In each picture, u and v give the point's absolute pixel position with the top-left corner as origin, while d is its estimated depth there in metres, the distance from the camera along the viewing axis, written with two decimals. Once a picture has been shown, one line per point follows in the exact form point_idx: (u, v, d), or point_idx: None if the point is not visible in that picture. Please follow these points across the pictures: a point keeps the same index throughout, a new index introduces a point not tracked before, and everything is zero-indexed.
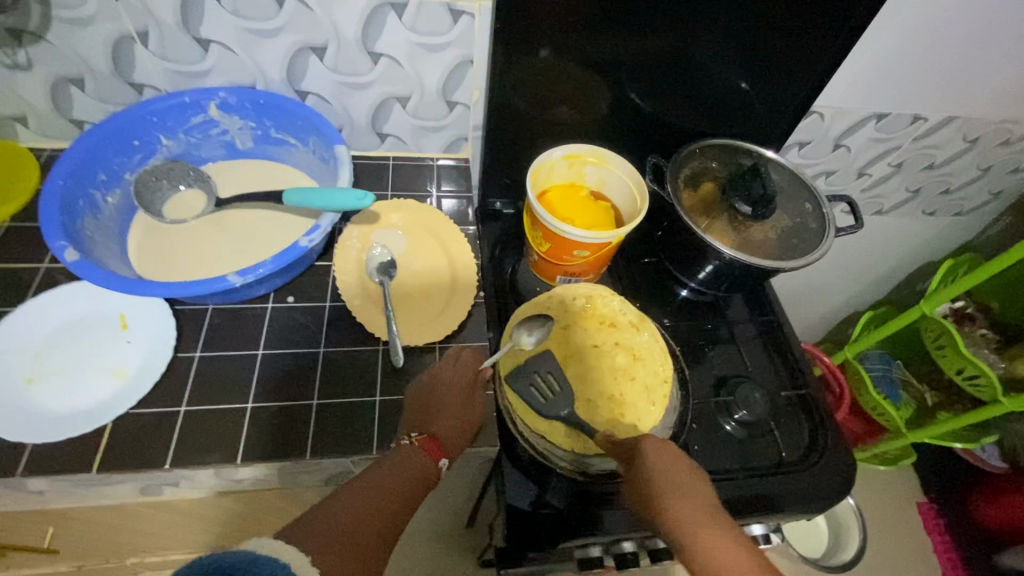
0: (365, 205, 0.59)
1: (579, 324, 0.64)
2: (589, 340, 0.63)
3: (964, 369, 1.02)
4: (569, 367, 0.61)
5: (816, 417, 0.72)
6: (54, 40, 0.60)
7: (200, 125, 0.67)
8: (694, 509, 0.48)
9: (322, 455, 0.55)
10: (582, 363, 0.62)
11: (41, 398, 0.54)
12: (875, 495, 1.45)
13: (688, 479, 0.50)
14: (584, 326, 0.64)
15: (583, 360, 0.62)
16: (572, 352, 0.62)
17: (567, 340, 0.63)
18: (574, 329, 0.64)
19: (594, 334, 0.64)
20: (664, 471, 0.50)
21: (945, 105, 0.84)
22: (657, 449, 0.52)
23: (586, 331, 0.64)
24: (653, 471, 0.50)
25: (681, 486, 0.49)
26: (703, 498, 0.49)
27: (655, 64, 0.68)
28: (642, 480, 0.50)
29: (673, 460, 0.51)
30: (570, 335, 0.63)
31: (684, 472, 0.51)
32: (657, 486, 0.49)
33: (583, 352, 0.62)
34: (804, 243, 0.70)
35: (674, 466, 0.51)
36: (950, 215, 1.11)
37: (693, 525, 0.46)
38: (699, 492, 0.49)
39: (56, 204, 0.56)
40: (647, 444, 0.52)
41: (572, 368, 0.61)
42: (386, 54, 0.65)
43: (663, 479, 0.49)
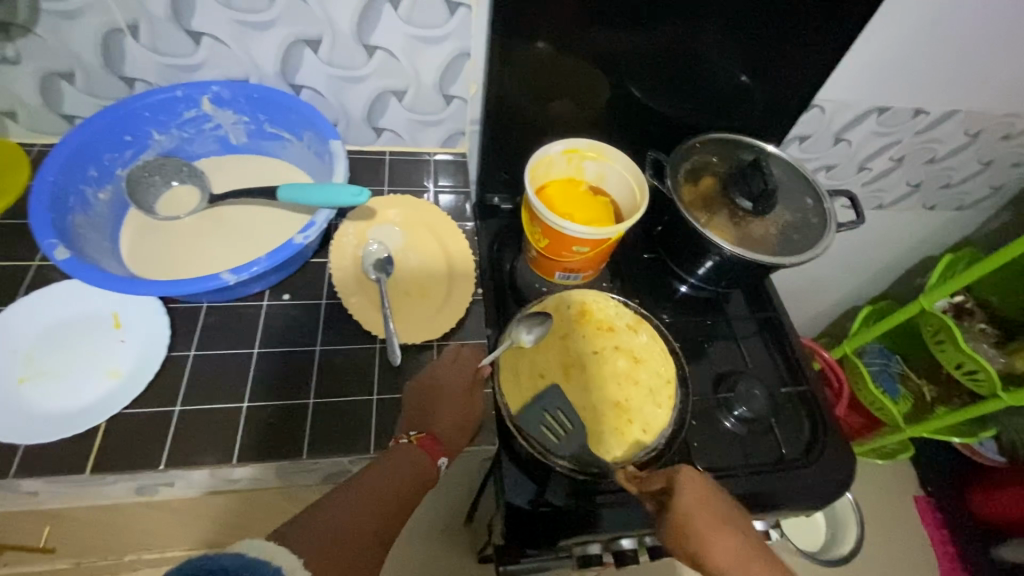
0: (361, 201, 0.58)
1: (579, 330, 0.65)
2: (589, 346, 0.64)
3: (962, 364, 1.01)
4: (573, 377, 0.62)
5: (815, 413, 0.71)
6: (42, 33, 0.58)
7: (192, 119, 0.66)
8: (738, 551, 0.49)
9: (319, 455, 0.55)
10: (585, 371, 0.63)
11: (34, 398, 0.54)
12: (873, 489, 1.45)
13: (724, 517, 0.51)
14: (583, 332, 0.65)
15: (586, 367, 0.63)
16: (574, 360, 0.63)
17: (569, 348, 0.64)
18: (574, 336, 0.65)
19: (593, 339, 0.65)
20: (704, 515, 0.50)
21: (947, 99, 0.83)
22: (694, 489, 0.52)
23: (586, 338, 0.65)
24: (695, 518, 0.50)
25: (722, 528, 0.50)
26: (739, 534, 0.51)
27: (655, 57, 0.67)
28: (683, 526, 0.50)
29: (709, 500, 0.51)
30: (571, 343, 0.64)
31: (719, 510, 0.51)
32: (703, 533, 0.49)
33: (585, 358, 0.63)
34: (805, 238, 0.70)
35: (711, 507, 0.51)
36: (951, 209, 1.11)
37: (741, 568, 0.49)
38: (736, 529, 0.51)
39: (46, 201, 0.55)
40: (685, 486, 0.52)
41: (576, 377, 0.62)
42: (382, 47, 0.64)
43: (705, 522, 0.50)
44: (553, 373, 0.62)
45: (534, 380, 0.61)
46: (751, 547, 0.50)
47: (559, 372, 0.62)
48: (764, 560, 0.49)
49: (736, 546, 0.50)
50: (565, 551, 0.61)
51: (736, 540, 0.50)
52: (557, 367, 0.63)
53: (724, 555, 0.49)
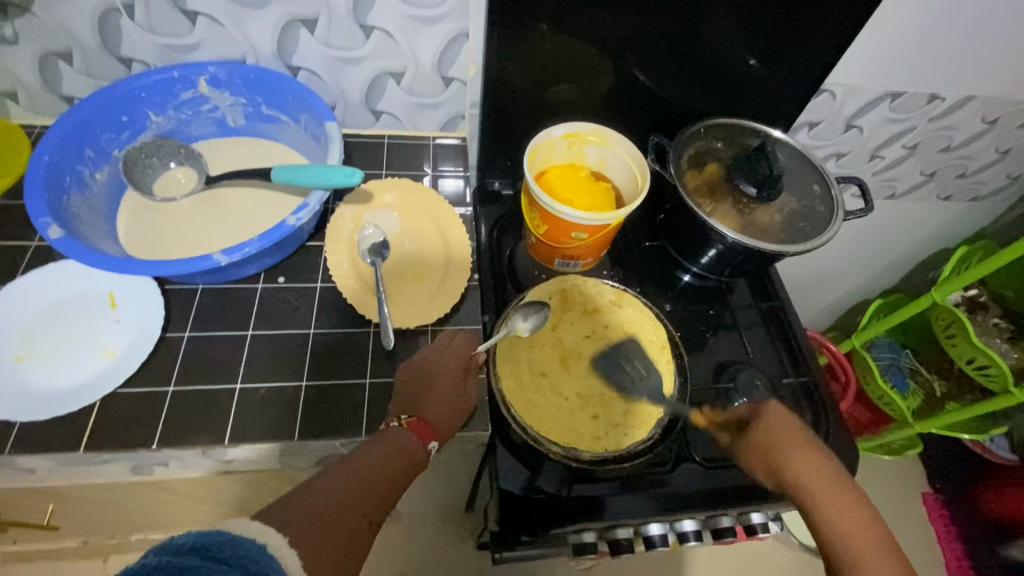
0: (353, 182, 0.57)
1: (566, 318, 0.65)
2: (580, 331, 0.64)
3: (974, 359, 0.99)
4: (572, 367, 0.62)
5: (818, 406, 0.70)
6: (38, 13, 0.58)
7: (189, 101, 0.66)
8: (819, 470, 0.55)
9: (310, 437, 0.55)
10: (582, 359, 0.62)
11: (33, 375, 0.54)
12: (880, 485, 1.43)
13: (806, 441, 0.58)
14: (570, 319, 0.65)
15: (582, 355, 0.63)
16: (570, 350, 0.63)
17: (562, 340, 0.63)
18: (562, 326, 0.64)
19: (581, 324, 0.65)
20: (784, 437, 0.58)
21: (965, 84, 0.80)
22: (777, 417, 0.60)
23: (576, 324, 0.65)
24: (779, 436, 0.58)
25: (809, 452, 0.57)
26: (825, 462, 0.56)
27: (658, 38, 0.65)
28: (767, 443, 0.58)
29: (790, 426, 0.59)
30: (563, 331, 0.64)
31: (801, 436, 0.58)
32: (785, 447, 0.57)
33: (579, 346, 0.63)
34: (811, 226, 0.68)
35: (794, 432, 0.59)
36: (967, 200, 1.08)
37: (818, 483, 0.54)
38: (818, 455, 0.57)
39: (41, 179, 0.55)
40: (770, 411, 0.61)
41: (575, 366, 0.62)
42: (379, 27, 0.63)
43: (783, 441, 0.57)
44: (551, 368, 0.61)
45: (533, 376, 0.61)
46: (831, 472, 0.56)
47: (558, 363, 0.62)
48: (842, 481, 0.55)
49: (817, 466, 0.56)
50: (559, 539, 0.60)
51: (818, 462, 0.56)
52: (552, 361, 0.62)
53: (805, 468, 0.55)
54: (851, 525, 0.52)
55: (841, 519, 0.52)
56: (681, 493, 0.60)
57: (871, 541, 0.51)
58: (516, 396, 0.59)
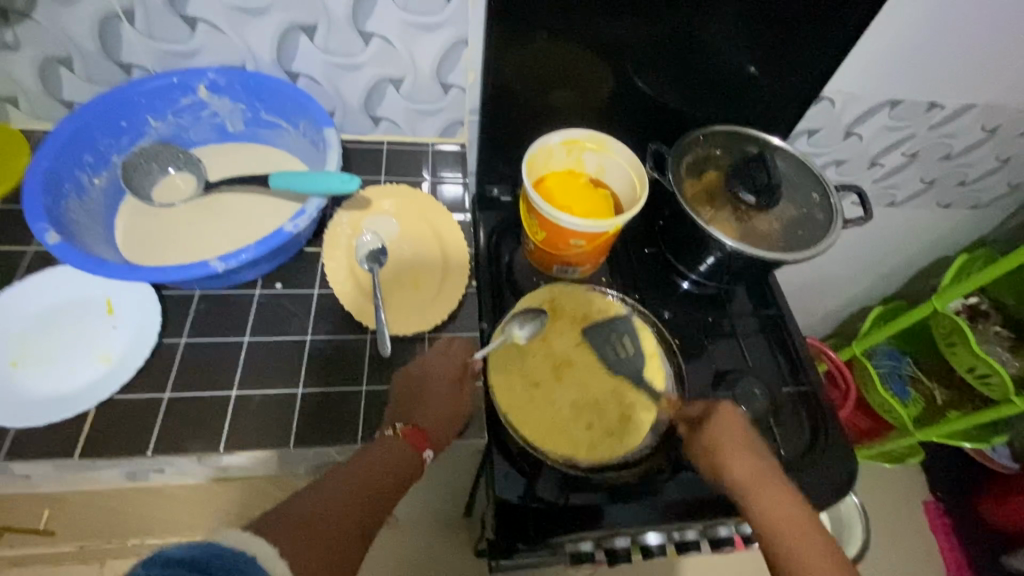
0: (350, 189, 0.57)
1: (557, 326, 0.65)
2: (572, 340, 0.64)
3: (974, 367, 0.99)
4: (564, 376, 0.62)
5: (817, 414, 0.70)
6: (39, 19, 0.58)
7: (189, 107, 0.66)
8: (757, 473, 0.54)
9: (306, 445, 0.54)
10: (574, 368, 0.62)
11: (29, 381, 0.54)
12: (881, 493, 1.43)
13: (749, 443, 0.56)
14: (561, 327, 0.65)
15: (574, 364, 0.63)
16: (562, 359, 0.63)
17: (553, 349, 0.64)
18: (553, 335, 0.64)
19: (572, 332, 0.65)
20: (729, 437, 0.56)
21: (965, 92, 0.80)
22: (726, 417, 0.58)
23: (567, 333, 0.65)
24: (723, 437, 0.56)
25: (749, 454, 0.55)
26: (764, 462, 0.55)
27: (657, 46, 0.65)
28: (711, 444, 0.56)
29: (737, 427, 0.57)
30: (555, 340, 0.64)
31: (744, 438, 0.56)
32: (726, 449, 0.55)
33: (571, 355, 0.63)
34: (810, 234, 0.68)
35: (740, 435, 0.57)
36: (967, 208, 1.07)
37: (756, 484, 0.53)
38: (758, 457, 0.55)
39: (39, 185, 0.56)
40: (720, 412, 0.58)
41: (568, 375, 0.62)
42: (378, 34, 0.63)
43: (728, 442, 0.56)
44: (544, 378, 0.61)
45: (526, 387, 0.60)
46: (770, 473, 0.55)
47: (551, 372, 0.62)
48: (779, 483, 0.54)
49: (756, 468, 0.54)
50: (557, 548, 0.60)
51: (758, 464, 0.55)
52: (545, 371, 0.62)
53: (744, 472, 0.54)
54: (787, 526, 0.51)
55: (776, 520, 0.51)
56: (679, 502, 0.59)
57: (803, 544, 0.50)
58: (509, 406, 0.59)
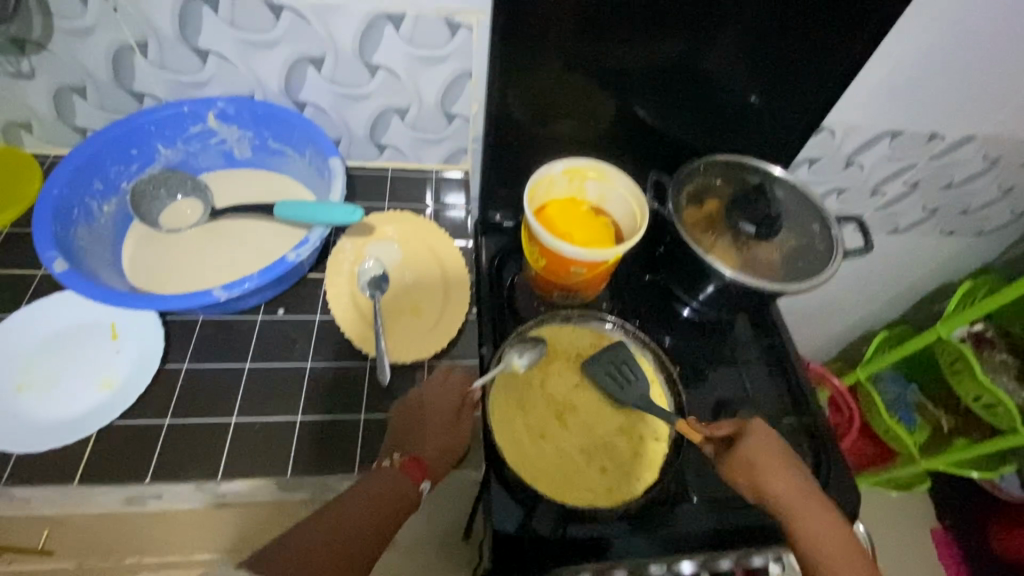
0: (354, 220, 0.58)
1: (552, 369, 0.65)
2: (570, 382, 0.64)
3: (981, 396, 0.98)
4: (569, 421, 0.62)
5: (820, 446, 0.69)
6: (56, 50, 0.60)
7: (198, 134, 0.68)
8: (796, 489, 0.55)
9: (303, 474, 0.55)
10: (577, 411, 0.62)
11: (33, 406, 0.55)
12: (886, 522, 1.40)
13: (786, 458, 0.57)
14: (557, 370, 0.65)
15: (576, 407, 0.63)
16: (564, 404, 0.63)
17: (553, 394, 0.63)
18: (549, 379, 0.64)
19: (567, 373, 0.65)
20: (768, 457, 0.56)
21: (965, 124, 0.80)
22: (761, 435, 0.58)
23: (563, 374, 0.65)
24: (761, 456, 0.56)
25: (786, 470, 0.56)
26: (800, 477, 0.57)
27: (659, 77, 0.66)
28: (751, 464, 0.56)
29: (773, 444, 0.58)
30: (553, 384, 0.64)
31: (780, 455, 0.57)
32: (768, 469, 0.56)
33: (570, 399, 0.63)
34: (810, 266, 0.68)
35: (777, 452, 0.57)
36: (971, 235, 1.07)
37: (797, 501, 0.55)
38: (794, 471, 0.57)
39: (49, 213, 0.57)
40: (754, 432, 0.58)
41: (572, 420, 0.62)
42: (384, 66, 0.64)
43: (767, 462, 0.56)
44: (549, 426, 0.61)
45: (532, 440, 0.60)
46: (806, 487, 0.56)
47: (555, 420, 0.62)
48: (815, 495, 0.56)
49: (795, 484, 0.56)
50: None
51: (795, 479, 0.56)
52: (548, 417, 0.62)
53: (784, 489, 0.55)
54: (832, 538, 0.53)
55: (822, 535, 0.53)
56: (678, 535, 0.59)
57: (849, 554, 0.53)
58: (518, 460, 0.58)
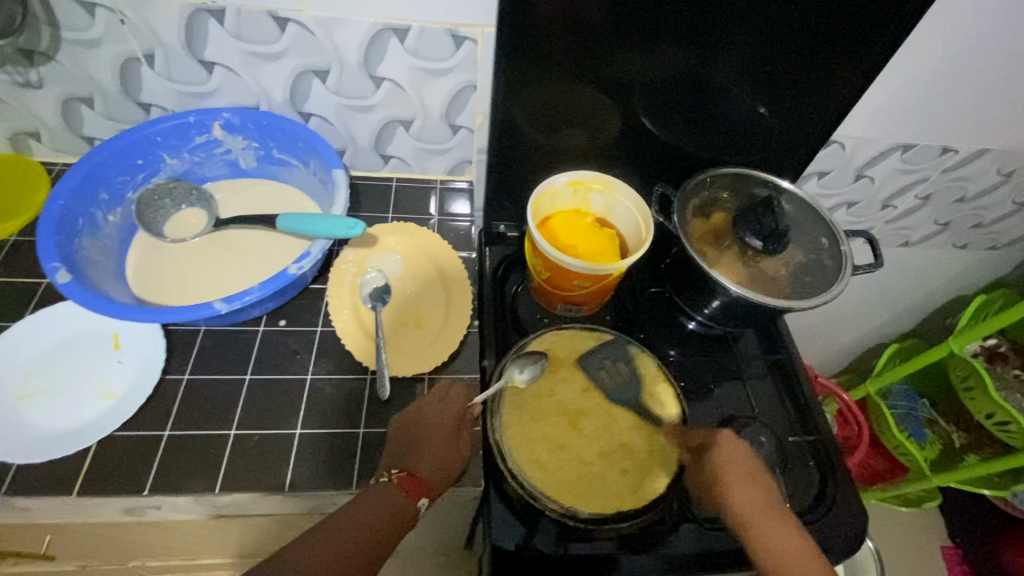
0: (355, 234, 0.58)
1: (558, 377, 0.63)
2: (579, 387, 0.63)
3: (993, 414, 0.96)
4: (582, 427, 0.60)
5: (826, 465, 0.68)
6: (64, 61, 0.61)
7: (204, 144, 0.68)
8: (759, 504, 0.54)
9: (300, 489, 0.54)
10: (590, 416, 0.61)
11: (32, 416, 0.55)
12: (895, 538, 1.38)
13: (752, 473, 0.56)
14: (564, 376, 0.63)
15: (587, 412, 0.61)
16: (576, 409, 0.61)
17: (563, 401, 0.61)
18: (556, 389, 0.62)
19: (573, 378, 0.63)
20: (731, 469, 0.56)
21: (978, 137, 0.79)
22: (728, 448, 0.57)
23: (569, 380, 0.63)
24: (724, 468, 0.56)
25: (749, 484, 0.55)
26: (766, 493, 0.55)
27: (665, 88, 0.66)
28: (715, 477, 0.56)
29: (740, 458, 0.57)
30: (562, 392, 0.62)
31: (747, 468, 0.56)
32: (729, 483, 0.55)
33: (580, 404, 0.62)
34: (819, 281, 0.66)
35: (742, 466, 0.56)
36: (984, 249, 1.05)
37: (757, 516, 0.53)
38: (759, 486, 0.56)
39: (54, 224, 0.57)
40: (721, 443, 0.58)
41: (586, 425, 0.60)
42: (389, 78, 0.64)
43: (729, 473, 0.55)
44: (564, 434, 0.59)
45: (550, 451, 0.58)
46: (772, 505, 0.55)
47: (568, 426, 0.60)
48: (779, 514, 0.54)
49: (757, 498, 0.55)
50: None
51: (759, 494, 0.55)
52: (561, 423, 0.60)
53: (745, 503, 0.54)
54: (791, 559, 0.51)
55: (780, 554, 0.51)
56: (681, 555, 0.57)
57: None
58: (540, 468, 0.56)
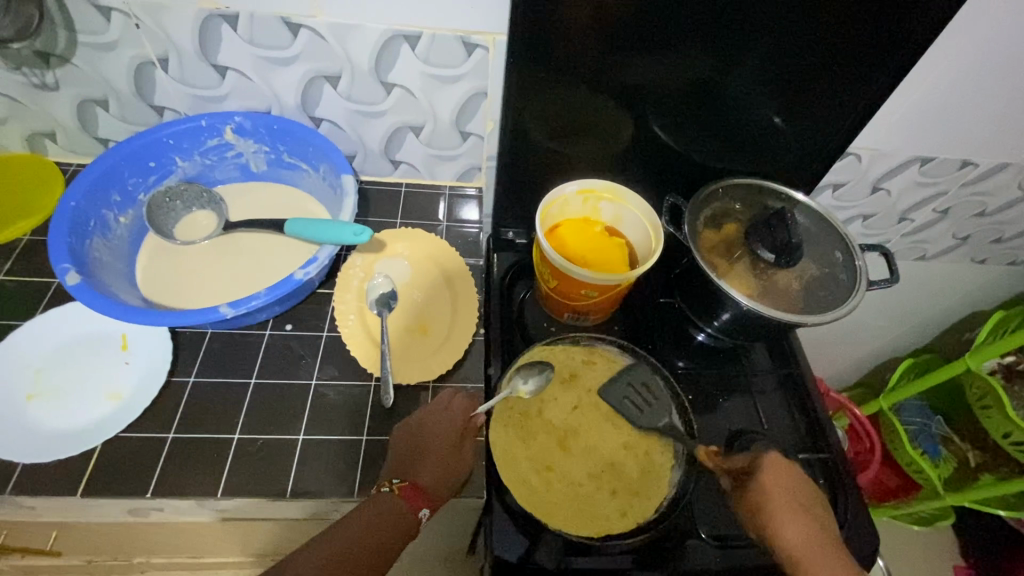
0: (362, 240, 0.58)
1: (549, 396, 0.62)
2: (568, 406, 0.62)
3: (1011, 433, 0.93)
4: (571, 447, 0.60)
5: (835, 484, 0.66)
6: (79, 64, 0.61)
7: (215, 148, 0.69)
8: (809, 536, 0.52)
9: (301, 495, 0.54)
10: (579, 436, 0.61)
11: (39, 415, 0.56)
12: (905, 557, 1.35)
13: (801, 502, 0.54)
14: (553, 394, 0.62)
15: (576, 432, 0.61)
16: (565, 430, 0.61)
17: (552, 421, 0.61)
18: (546, 408, 0.62)
19: (562, 397, 0.62)
20: (781, 498, 0.53)
21: (999, 151, 0.77)
22: (775, 475, 0.55)
23: (559, 399, 0.62)
24: (771, 496, 0.53)
25: (797, 514, 0.53)
26: (815, 525, 0.53)
27: (678, 97, 0.65)
28: (762, 505, 0.53)
29: (788, 486, 0.54)
30: (551, 410, 0.61)
31: (796, 497, 0.54)
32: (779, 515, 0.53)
33: (569, 423, 0.61)
34: (832, 296, 0.65)
35: (792, 494, 0.54)
36: (1004, 264, 1.03)
37: (807, 549, 0.51)
38: (809, 518, 0.53)
39: (66, 224, 0.58)
40: (768, 469, 0.55)
41: (574, 446, 0.60)
42: (400, 84, 0.64)
43: (778, 503, 0.53)
44: (553, 456, 0.59)
45: (539, 473, 0.58)
46: (822, 538, 0.52)
47: (557, 447, 0.60)
48: (831, 546, 0.52)
49: (807, 530, 0.52)
50: None
51: (809, 526, 0.52)
52: (549, 444, 0.60)
53: (796, 534, 0.52)
54: None
55: None
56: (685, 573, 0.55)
57: None
58: (527, 494, 0.56)
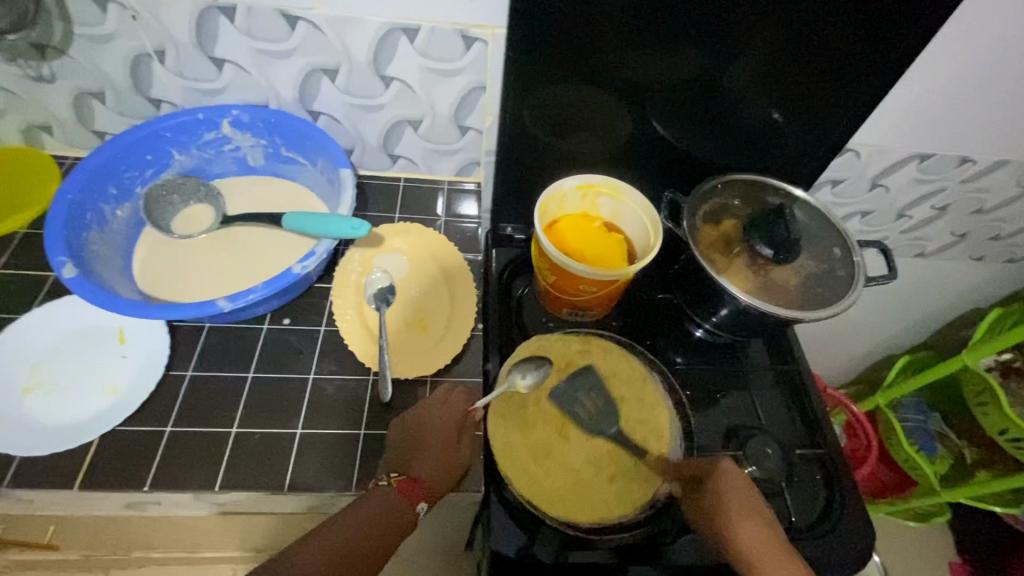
0: (360, 234, 0.58)
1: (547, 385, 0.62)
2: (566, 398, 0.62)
3: (1007, 431, 0.93)
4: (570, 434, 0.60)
5: (831, 479, 0.66)
6: (76, 55, 0.61)
7: (212, 141, 0.68)
8: (764, 540, 0.51)
9: (299, 489, 0.54)
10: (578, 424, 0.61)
11: (36, 408, 0.55)
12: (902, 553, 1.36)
13: (755, 507, 0.53)
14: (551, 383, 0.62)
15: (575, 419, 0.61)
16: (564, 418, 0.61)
17: (551, 410, 0.61)
18: (544, 397, 0.61)
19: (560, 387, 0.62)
20: (734, 502, 0.53)
21: (998, 148, 0.77)
22: (729, 478, 0.55)
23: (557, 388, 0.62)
24: (727, 500, 0.53)
25: (752, 517, 0.52)
26: (773, 530, 0.52)
27: (677, 92, 0.65)
28: (716, 508, 0.53)
29: (741, 490, 0.54)
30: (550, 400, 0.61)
31: (749, 501, 0.54)
32: (735, 516, 0.52)
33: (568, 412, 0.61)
34: (830, 292, 0.65)
35: (745, 497, 0.54)
36: (1002, 262, 1.03)
37: (761, 554, 0.50)
38: (764, 522, 0.53)
39: (63, 217, 0.58)
40: (722, 473, 0.55)
41: (574, 434, 0.60)
42: (398, 78, 0.64)
43: (733, 506, 0.53)
44: (552, 444, 0.59)
45: (538, 461, 0.58)
46: (776, 542, 0.51)
47: (556, 435, 0.59)
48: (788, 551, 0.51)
49: (761, 534, 0.52)
50: None
51: (763, 530, 0.52)
52: (547, 432, 0.59)
53: (750, 538, 0.51)
54: None
55: None
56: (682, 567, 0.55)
57: None
58: (526, 481, 0.56)
